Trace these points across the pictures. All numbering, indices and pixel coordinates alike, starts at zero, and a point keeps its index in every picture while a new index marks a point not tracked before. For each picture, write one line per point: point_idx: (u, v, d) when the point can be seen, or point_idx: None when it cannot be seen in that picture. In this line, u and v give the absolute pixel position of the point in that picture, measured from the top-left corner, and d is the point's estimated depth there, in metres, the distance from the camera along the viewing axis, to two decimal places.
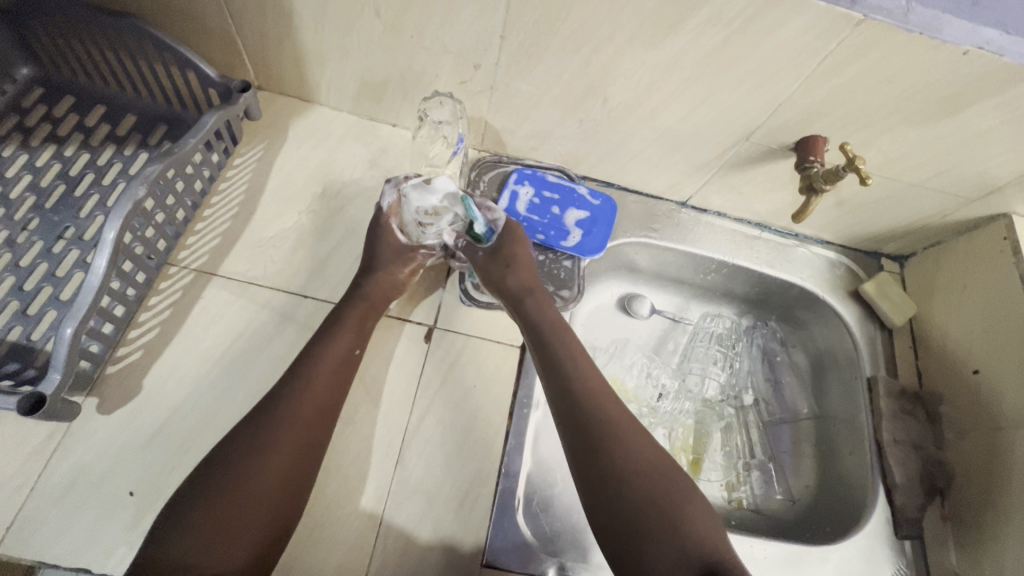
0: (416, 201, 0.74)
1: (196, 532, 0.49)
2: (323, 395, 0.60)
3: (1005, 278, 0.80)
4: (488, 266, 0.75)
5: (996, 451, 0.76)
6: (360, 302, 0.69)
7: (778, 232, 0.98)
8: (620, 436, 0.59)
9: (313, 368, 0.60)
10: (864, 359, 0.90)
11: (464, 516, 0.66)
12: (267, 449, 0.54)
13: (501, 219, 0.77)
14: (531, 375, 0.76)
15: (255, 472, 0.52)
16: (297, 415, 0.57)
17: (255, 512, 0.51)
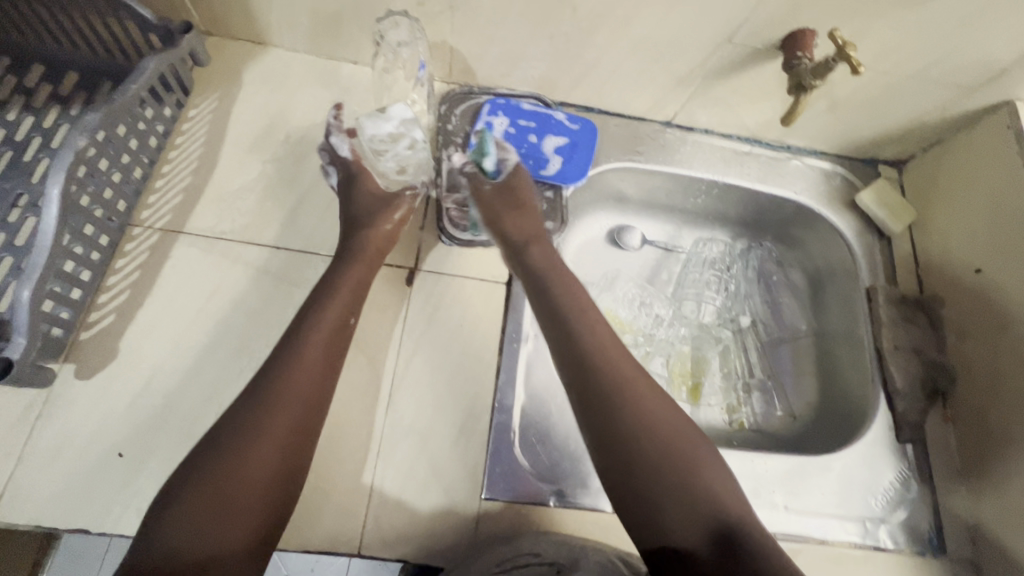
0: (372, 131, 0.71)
1: (191, 520, 0.46)
2: (320, 371, 0.56)
3: (1009, 168, 0.76)
4: (493, 211, 0.72)
5: (998, 348, 0.74)
6: (355, 263, 0.65)
7: (769, 147, 0.93)
8: (634, 397, 0.57)
9: (302, 345, 0.57)
10: (862, 270, 0.87)
11: (460, 452, 0.66)
12: (259, 434, 0.51)
13: (512, 159, 0.74)
14: (518, 311, 0.74)
15: (245, 457, 0.49)
16: (291, 397, 0.53)
17: (248, 498, 0.48)
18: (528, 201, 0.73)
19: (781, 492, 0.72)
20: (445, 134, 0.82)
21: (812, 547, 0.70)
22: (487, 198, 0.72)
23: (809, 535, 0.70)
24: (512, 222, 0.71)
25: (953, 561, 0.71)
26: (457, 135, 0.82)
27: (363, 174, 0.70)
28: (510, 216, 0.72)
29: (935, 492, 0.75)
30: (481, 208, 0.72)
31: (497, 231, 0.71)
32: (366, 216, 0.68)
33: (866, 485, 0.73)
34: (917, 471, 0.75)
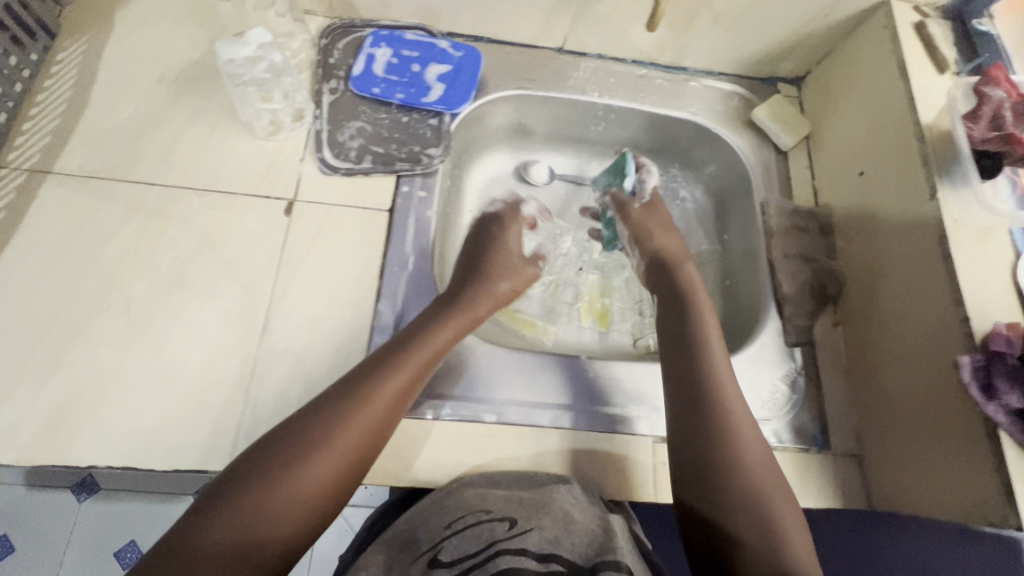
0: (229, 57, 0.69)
1: (243, 521, 0.49)
2: (386, 410, 0.57)
3: (886, 66, 0.76)
4: (642, 229, 0.82)
5: (877, 245, 0.74)
6: (462, 305, 0.69)
7: (667, 69, 0.92)
8: (724, 401, 0.63)
9: (406, 357, 0.61)
10: (758, 185, 0.87)
11: (337, 372, 0.67)
12: (326, 446, 0.53)
13: (651, 182, 0.84)
14: (400, 237, 0.74)
15: (304, 464, 0.52)
16: (366, 418, 0.56)
17: (293, 504, 0.51)
18: (660, 216, 0.83)
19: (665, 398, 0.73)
20: (326, 66, 0.81)
21: None
22: (641, 220, 0.82)
23: None
24: (660, 236, 0.81)
25: (835, 455, 0.72)
26: (338, 68, 0.81)
27: (506, 232, 0.79)
28: (659, 231, 0.81)
29: (822, 391, 0.76)
30: (629, 230, 0.83)
31: (648, 249, 0.80)
32: (479, 275, 0.74)
33: (750, 389, 0.75)
34: (804, 372, 0.77)
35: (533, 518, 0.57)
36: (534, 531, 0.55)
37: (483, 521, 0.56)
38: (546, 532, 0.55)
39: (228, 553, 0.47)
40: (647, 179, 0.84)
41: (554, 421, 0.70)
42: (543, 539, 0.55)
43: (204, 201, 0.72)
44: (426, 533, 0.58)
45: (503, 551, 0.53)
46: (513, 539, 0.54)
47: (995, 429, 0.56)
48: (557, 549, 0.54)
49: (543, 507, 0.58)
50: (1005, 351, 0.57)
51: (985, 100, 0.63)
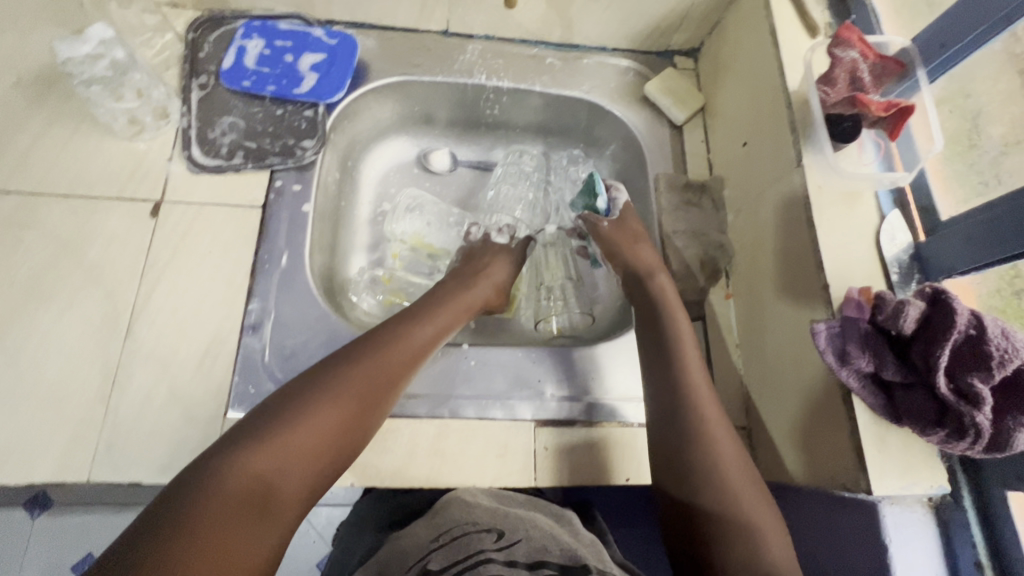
0: (64, 52, 0.65)
1: (252, 464, 0.46)
2: (359, 395, 0.54)
3: (760, 33, 0.74)
4: (615, 245, 0.76)
5: (758, 215, 0.73)
6: (445, 312, 0.68)
7: (559, 48, 0.91)
8: (702, 420, 0.59)
9: (411, 330, 0.63)
10: (652, 161, 0.86)
11: (205, 374, 0.65)
12: (341, 395, 0.53)
13: (622, 198, 0.80)
14: (274, 233, 0.73)
15: (318, 413, 0.51)
16: (381, 373, 0.57)
17: (304, 451, 0.49)
18: (638, 234, 0.77)
19: (552, 382, 0.72)
20: (195, 61, 0.78)
21: (581, 431, 0.70)
22: (612, 236, 0.77)
23: (577, 418, 0.70)
24: (629, 252, 0.75)
25: None
26: (209, 63, 0.79)
27: (494, 245, 0.81)
28: (635, 245, 0.76)
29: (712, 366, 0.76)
30: (602, 246, 0.78)
31: (621, 263, 0.75)
32: (456, 289, 0.73)
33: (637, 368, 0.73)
34: None
35: (522, 529, 0.53)
36: (525, 541, 0.51)
37: (472, 533, 0.52)
38: (536, 541, 0.51)
39: (252, 491, 0.45)
40: (619, 195, 0.80)
41: (432, 413, 0.68)
42: (533, 546, 0.51)
43: (64, 206, 0.70)
44: (412, 550, 0.53)
45: (488, 560, 0.48)
46: (503, 550, 0.50)
47: (849, 395, 0.56)
48: (545, 554, 0.50)
49: (532, 524, 0.54)
50: (857, 316, 0.57)
51: (837, 62, 0.62)
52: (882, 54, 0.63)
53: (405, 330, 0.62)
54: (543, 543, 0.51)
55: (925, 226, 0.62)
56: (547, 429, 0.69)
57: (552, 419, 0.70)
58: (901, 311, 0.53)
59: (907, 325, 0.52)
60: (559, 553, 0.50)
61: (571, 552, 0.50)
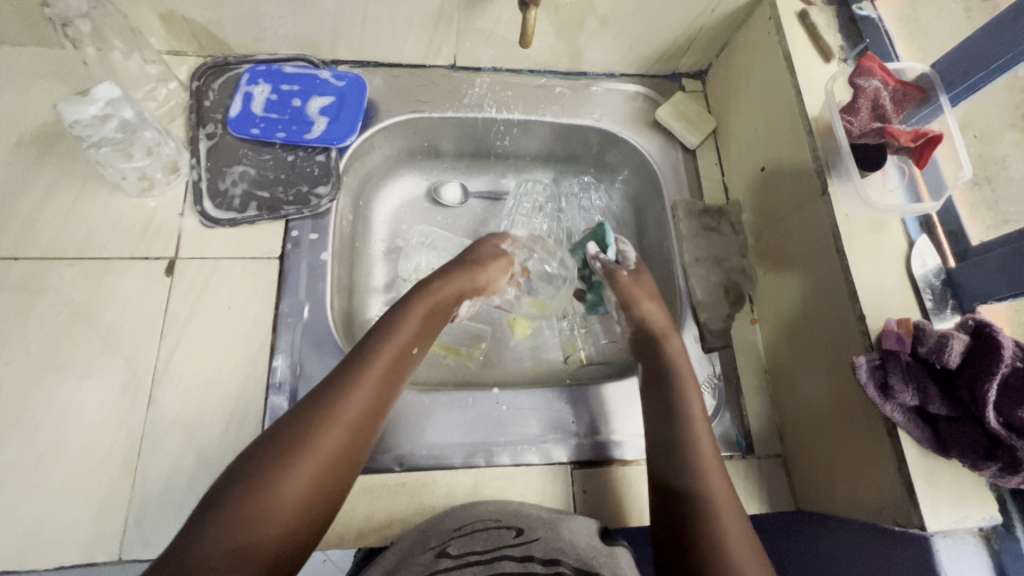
0: (70, 115, 0.63)
1: (223, 535, 0.45)
2: (340, 441, 0.52)
3: (774, 59, 0.74)
4: (627, 298, 0.74)
5: (783, 240, 0.73)
6: (426, 302, 0.66)
7: (567, 77, 0.90)
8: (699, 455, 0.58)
9: (373, 363, 0.58)
10: (667, 187, 0.85)
11: (232, 438, 0.63)
12: (305, 454, 0.50)
13: (632, 254, 0.78)
14: (293, 286, 0.71)
15: (285, 477, 0.49)
16: (348, 419, 0.53)
17: (272, 522, 0.47)
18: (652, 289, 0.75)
19: (584, 422, 0.71)
20: (201, 110, 0.76)
21: (618, 472, 0.68)
22: (629, 286, 0.74)
23: (613, 458, 0.69)
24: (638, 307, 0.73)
25: (760, 459, 0.71)
26: (216, 111, 0.77)
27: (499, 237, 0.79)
28: (647, 298, 0.74)
29: (742, 394, 0.75)
30: (617, 294, 0.75)
31: (635, 317, 0.73)
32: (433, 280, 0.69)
33: None
34: (724, 376, 0.75)
35: (544, 528, 0.57)
36: (544, 541, 0.55)
37: (493, 527, 0.58)
38: (555, 543, 0.55)
39: (226, 562, 0.44)
40: (628, 251, 0.79)
41: (467, 461, 0.67)
42: (552, 546, 0.54)
43: (76, 270, 0.67)
44: (435, 531, 0.59)
45: (505, 556, 0.53)
46: (520, 546, 0.54)
47: (894, 429, 0.55)
48: (562, 555, 0.53)
49: (554, 523, 0.58)
50: (899, 350, 0.56)
51: (860, 92, 0.62)
52: (903, 81, 0.63)
53: (367, 364, 0.57)
54: (562, 545, 0.54)
55: (955, 251, 0.63)
56: (583, 470, 0.68)
57: (588, 460, 0.69)
58: (945, 345, 0.53)
59: (952, 359, 0.53)
60: (576, 557, 0.53)
61: (588, 556, 0.54)
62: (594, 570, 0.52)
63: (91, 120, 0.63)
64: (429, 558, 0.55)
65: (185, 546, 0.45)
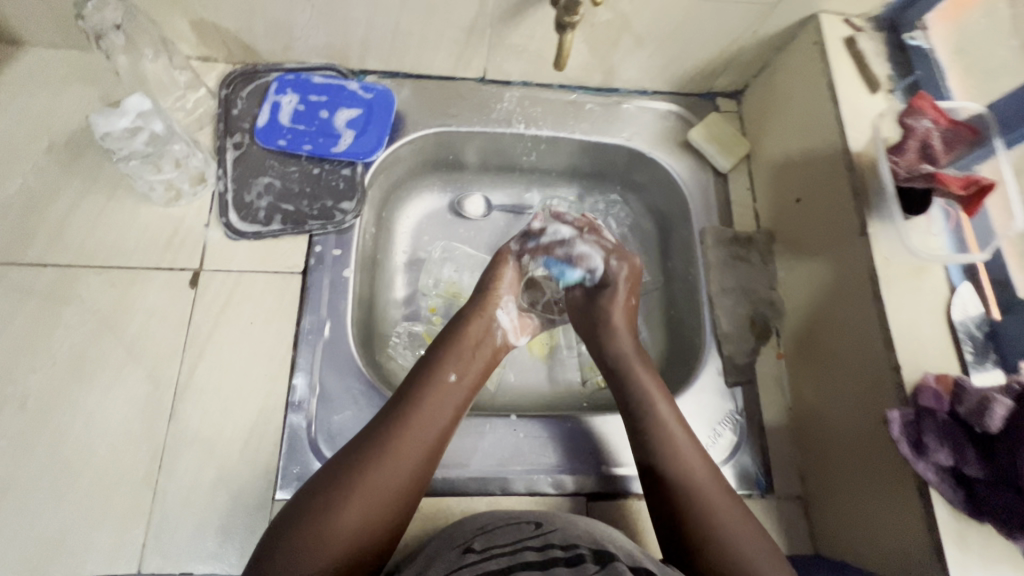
0: (102, 126, 0.63)
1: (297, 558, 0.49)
2: (404, 468, 0.56)
3: (817, 87, 0.71)
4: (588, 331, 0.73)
5: (815, 277, 0.70)
6: (479, 323, 0.68)
7: (598, 92, 0.88)
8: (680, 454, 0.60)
9: (421, 398, 0.60)
10: (696, 212, 0.83)
11: (250, 455, 0.64)
12: (355, 489, 0.53)
13: (598, 267, 0.73)
14: (316, 302, 0.71)
15: (337, 511, 0.52)
16: (396, 455, 0.56)
17: (328, 552, 0.50)
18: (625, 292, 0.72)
19: (602, 454, 0.70)
20: (229, 119, 0.76)
21: (634, 505, 0.68)
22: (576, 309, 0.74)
23: (629, 492, 0.68)
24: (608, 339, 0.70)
25: (779, 499, 0.70)
26: (243, 120, 0.77)
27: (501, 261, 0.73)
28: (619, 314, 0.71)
29: (764, 431, 0.73)
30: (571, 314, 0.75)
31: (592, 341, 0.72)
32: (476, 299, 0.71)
33: (709, 420, 0.73)
34: (745, 412, 0.74)
35: (559, 521, 0.58)
36: (561, 532, 0.57)
37: (511, 525, 0.59)
38: (571, 532, 0.56)
39: None
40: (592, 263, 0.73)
41: (482, 489, 0.67)
42: (568, 535, 0.56)
43: (102, 278, 0.68)
44: (457, 534, 0.59)
45: (526, 547, 0.54)
46: (539, 537, 0.56)
47: (923, 487, 0.54)
48: (578, 540, 0.55)
49: (570, 519, 0.59)
50: (935, 407, 0.54)
51: (911, 132, 0.60)
52: (954, 120, 0.61)
53: (413, 400, 0.59)
54: (578, 533, 0.56)
55: (998, 301, 0.61)
56: (599, 503, 0.68)
57: (603, 492, 0.68)
58: (987, 408, 0.51)
59: (993, 424, 0.51)
60: (591, 541, 0.55)
61: (600, 540, 0.55)
62: (607, 550, 0.53)
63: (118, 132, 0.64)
64: (456, 554, 0.55)
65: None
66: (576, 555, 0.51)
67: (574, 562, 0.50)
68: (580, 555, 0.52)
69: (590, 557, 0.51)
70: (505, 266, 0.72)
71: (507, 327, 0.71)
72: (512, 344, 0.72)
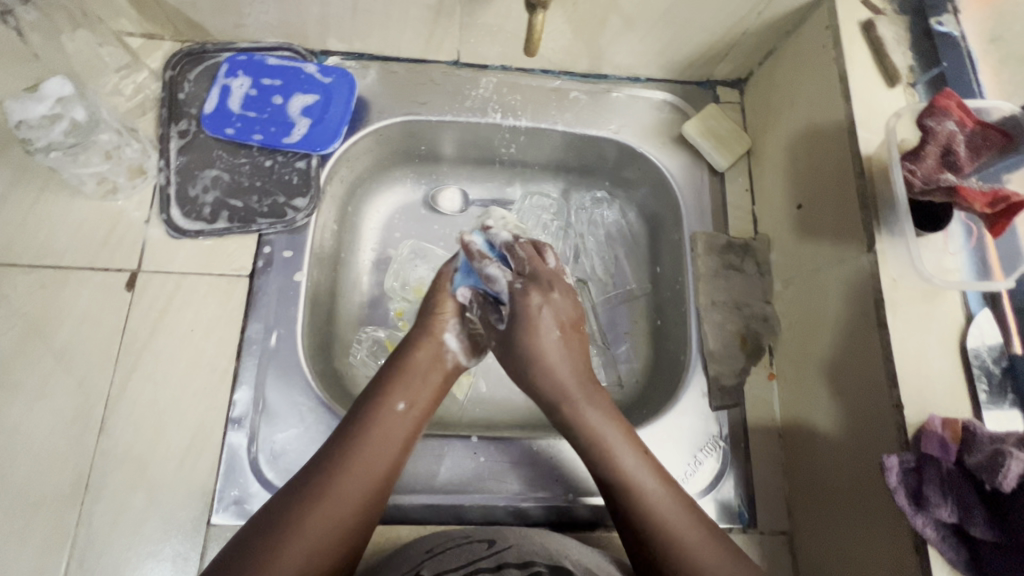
0: (16, 114, 0.55)
1: None
2: (342, 510, 0.51)
3: (827, 78, 0.63)
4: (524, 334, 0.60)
5: (814, 294, 0.63)
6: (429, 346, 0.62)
7: (584, 79, 0.79)
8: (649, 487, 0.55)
9: (363, 433, 0.55)
10: (688, 214, 0.76)
11: (186, 475, 0.59)
12: (294, 533, 0.48)
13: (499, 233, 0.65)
14: (263, 309, 0.65)
15: (275, 560, 0.47)
16: (339, 496, 0.51)
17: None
18: (543, 287, 0.61)
19: (570, 480, 0.65)
20: (174, 104, 0.70)
21: (603, 537, 0.63)
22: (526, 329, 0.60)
23: (598, 522, 0.63)
24: (539, 357, 0.60)
25: (763, 534, 0.64)
26: (190, 105, 0.70)
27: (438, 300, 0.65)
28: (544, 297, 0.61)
29: (750, 460, 0.67)
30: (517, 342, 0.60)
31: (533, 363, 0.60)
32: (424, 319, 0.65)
33: (691, 445, 0.67)
34: (731, 438, 0.67)
35: (514, 537, 0.55)
36: (516, 548, 0.53)
37: (465, 544, 0.55)
38: (527, 548, 0.53)
39: None
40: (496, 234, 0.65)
41: (436, 516, 0.62)
42: (524, 552, 0.53)
43: (31, 279, 0.63)
44: (404, 556, 0.55)
45: (479, 567, 0.50)
46: (493, 556, 0.52)
47: (922, 544, 0.47)
48: (534, 557, 0.52)
49: (525, 533, 0.56)
50: (940, 457, 0.47)
51: (930, 135, 0.51)
52: (984, 121, 0.52)
53: (356, 434, 0.55)
54: (533, 549, 0.53)
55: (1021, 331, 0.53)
56: (565, 533, 0.63)
57: (570, 522, 0.63)
58: (1000, 464, 0.44)
59: (1006, 483, 0.43)
60: (547, 558, 0.52)
61: (558, 555, 0.53)
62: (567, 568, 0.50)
63: (42, 122, 0.55)
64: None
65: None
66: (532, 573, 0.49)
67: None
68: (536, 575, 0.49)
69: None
70: (447, 292, 0.65)
71: (457, 349, 0.64)
72: (464, 365, 0.65)
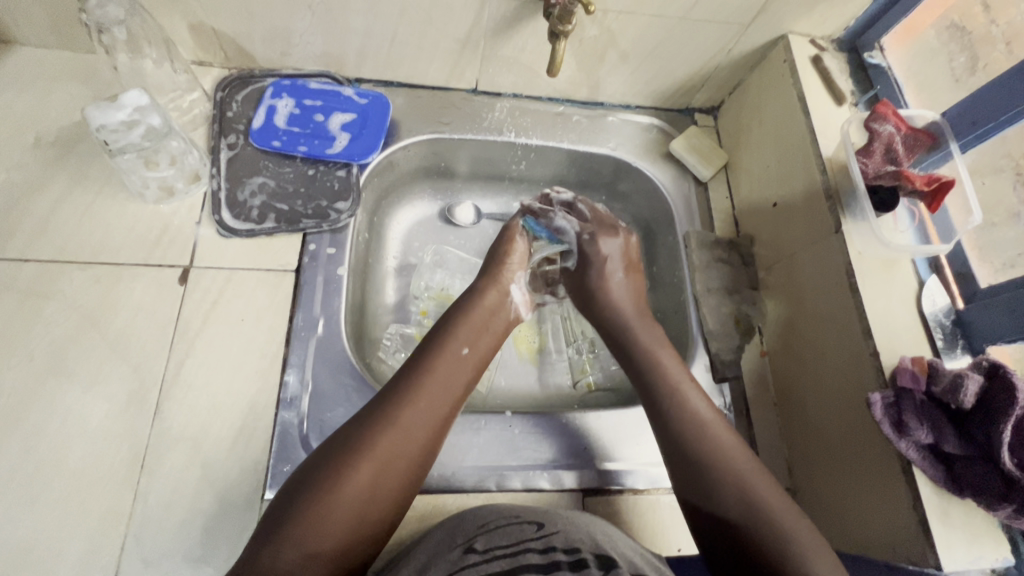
0: (98, 120, 0.65)
1: (307, 522, 0.48)
2: (418, 426, 0.55)
3: (788, 100, 0.77)
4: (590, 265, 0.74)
5: (793, 274, 0.74)
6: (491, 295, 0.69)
7: (584, 106, 0.92)
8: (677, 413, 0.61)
9: (433, 367, 0.59)
10: (680, 216, 0.87)
11: (238, 454, 0.62)
12: (364, 454, 0.51)
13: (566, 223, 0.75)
14: (310, 301, 0.70)
15: (347, 476, 0.50)
16: (405, 423, 0.54)
17: (337, 519, 0.48)
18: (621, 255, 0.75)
19: (596, 449, 0.70)
20: (223, 121, 0.77)
21: (628, 500, 0.68)
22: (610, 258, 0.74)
23: (624, 487, 0.68)
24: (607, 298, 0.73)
25: None
26: (238, 122, 0.77)
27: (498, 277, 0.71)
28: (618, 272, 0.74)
29: (753, 427, 0.74)
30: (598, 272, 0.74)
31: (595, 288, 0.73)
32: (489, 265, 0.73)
33: None
34: (734, 408, 0.75)
35: (561, 522, 0.56)
36: (563, 533, 0.54)
37: (513, 523, 0.56)
38: (574, 534, 0.54)
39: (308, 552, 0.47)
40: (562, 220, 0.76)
41: (477, 485, 0.66)
42: (571, 537, 0.53)
43: (86, 275, 0.66)
44: (459, 531, 0.56)
45: (528, 548, 0.51)
46: (541, 539, 0.53)
47: (909, 466, 0.56)
48: (581, 543, 0.52)
49: (572, 519, 0.57)
50: (912, 387, 0.57)
51: (876, 135, 0.67)
52: (914, 127, 0.69)
53: (420, 373, 0.58)
54: (580, 536, 0.53)
55: (963, 293, 0.65)
56: (594, 497, 0.68)
57: (599, 488, 0.68)
58: (960, 384, 0.55)
59: (967, 400, 0.54)
60: (594, 546, 0.52)
61: (604, 544, 0.53)
62: (612, 556, 0.50)
63: (118, 126, 0.65)
64: (456, 554, 0.52)
65: (256, 559, 0.46)
66: (579, 559, 0.49)
67: (579, 568, 0.48)
68: (583, 561, 0.49)
69: (594, 562, 0.49)
70: (516, 239, 0.75)
71: (519, 301, 0.72)
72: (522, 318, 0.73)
